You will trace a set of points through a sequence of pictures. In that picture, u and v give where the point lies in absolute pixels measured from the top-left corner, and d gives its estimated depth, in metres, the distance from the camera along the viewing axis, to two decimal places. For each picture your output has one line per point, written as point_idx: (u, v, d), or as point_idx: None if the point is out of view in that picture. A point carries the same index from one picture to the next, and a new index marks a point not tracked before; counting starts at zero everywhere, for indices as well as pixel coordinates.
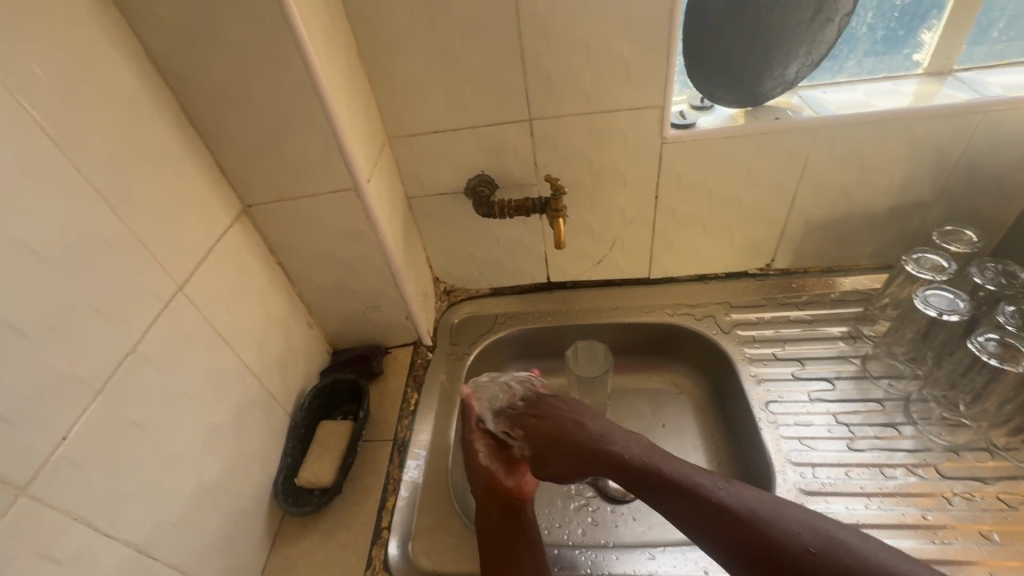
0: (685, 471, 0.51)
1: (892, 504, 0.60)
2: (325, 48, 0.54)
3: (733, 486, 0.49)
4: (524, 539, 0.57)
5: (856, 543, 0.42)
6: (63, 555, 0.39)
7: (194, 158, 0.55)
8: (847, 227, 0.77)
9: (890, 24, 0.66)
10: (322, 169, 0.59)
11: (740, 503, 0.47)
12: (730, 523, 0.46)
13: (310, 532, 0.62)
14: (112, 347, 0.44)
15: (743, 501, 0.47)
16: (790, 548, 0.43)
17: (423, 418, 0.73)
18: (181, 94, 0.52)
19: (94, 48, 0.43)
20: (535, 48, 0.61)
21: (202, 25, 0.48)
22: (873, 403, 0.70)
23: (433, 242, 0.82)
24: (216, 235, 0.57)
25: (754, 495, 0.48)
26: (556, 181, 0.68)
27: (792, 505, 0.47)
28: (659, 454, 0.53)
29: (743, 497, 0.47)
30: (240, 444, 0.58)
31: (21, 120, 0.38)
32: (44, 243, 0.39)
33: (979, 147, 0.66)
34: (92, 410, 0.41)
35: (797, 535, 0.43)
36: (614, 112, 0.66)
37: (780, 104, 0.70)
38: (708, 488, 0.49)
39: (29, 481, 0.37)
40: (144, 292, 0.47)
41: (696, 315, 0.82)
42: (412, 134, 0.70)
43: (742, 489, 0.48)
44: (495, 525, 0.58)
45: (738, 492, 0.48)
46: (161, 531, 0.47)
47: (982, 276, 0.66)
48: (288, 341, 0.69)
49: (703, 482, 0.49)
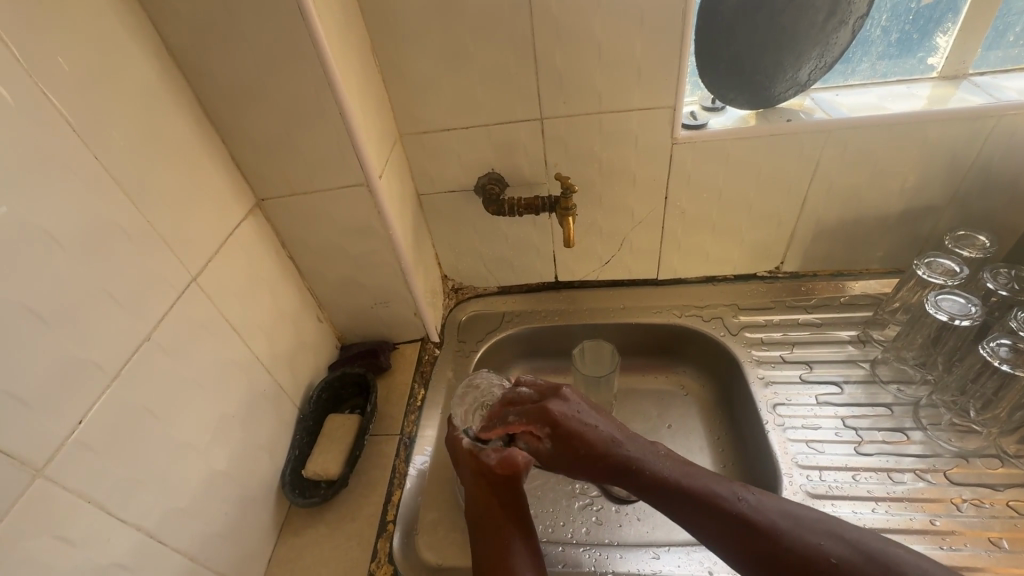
0: (709, 484, 0.51)
1: (899, 510, 0.59)
2: (339, 43, 0.54)
3: (755, 496, 0.49)
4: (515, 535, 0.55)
5: (886, 551, 0.44)
6: (78, 538, 0.39)
7: (210, 152, 0.55)
8: (858, 232, 0.77)
9: (904, 27, 0.66)
10: (334, 163, 0.59)
11: (763, 518, 0.47)
12: (746, 536, 0.47)
13: (316, 524, 0.63)
14: (127, 336, 0.44)
15: (770, 516, 0.47)
16: (819, 564, 0.44)
17: (429, 414, 0.73)
18: (197, 87, 0.53)
19: (115, 42, 0.44)
20: (548, 48, 0.61)
21: (220, 20, 0.48)
22: (881, 408, 0.69)
23: (442, 239, 0.83)
24: (230, 228, 0.58)
25: (779, 507, 0.48)
26: (566, 180, 0.68)
27: (815, 512, 0.48)
28: (680, 463, 0.53)
29: (768, 512, 0.48)
30: (249, 434, 0.58)
31: (45, 111, 0.39)
32: (63, 230, 0.40)
33: (992, 153, 0.66)
34: (107, 397, 0.42)
35: (822, 549, 0.45)
36: (625, 112, 0.66)
37: (793, 106, 0.69)
38: (729, 498, 0.49)
39: (46, 463, 0.37)
40: (159, 282, 0.48)
41: (704, 316, 0.82)
42: (424, 131, 0.70)
43: (765, 498, 0.49)
44: (485, 518, 0.56)
45: (760, 502, 0.49)
46: (171, 517, 0.47)
47: (995, 281, 0.66)
48: (298, 334, 0.70)
49: (726, 495, 0.49)
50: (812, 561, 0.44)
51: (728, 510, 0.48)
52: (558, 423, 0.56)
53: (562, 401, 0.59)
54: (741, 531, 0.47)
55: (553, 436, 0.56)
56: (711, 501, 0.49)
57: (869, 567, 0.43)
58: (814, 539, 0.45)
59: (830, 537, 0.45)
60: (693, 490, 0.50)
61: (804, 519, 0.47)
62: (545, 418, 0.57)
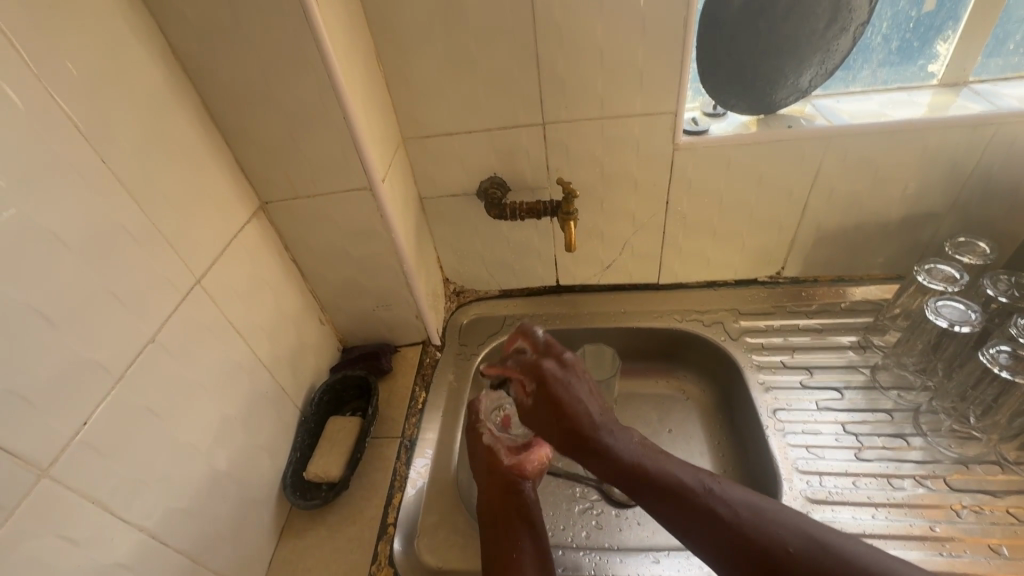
0: (680, 472, 0.50)
1: (899, 515, 0.59)
2: (344, 48, 0.55)
3: (721, 488, 0.48)
4: (523, 524, 0.57)
5: (845, 545, 0.43)
6: (81, 538, 0.40)
7: (214, 155, 0.56)
8: (859, 238, 0.77)
9: (904, 35, 0.67)
10: (337, 167, 0.60)
11: (727, 510, 0.46)
12: (709, 526, 0.46)
13: (317, 526, 0.63)
14: (131, 337, 0.45)
15: (734, 509, 0.47)
16: (775, 556, 0.43)
17: (431, 417, 0.74)
18: (203, 92, 0.54)
19: (123, 46, 0.45)
20: (550, 53, 0.62)
21: (226, 25, 0.49)
22: (882, 413, 0.69)
23: (444, 243, 0.83)
24: (234, 231, 0.58)
25: (746, 499, 0.47)
26: (568, 185, 0.69)
27: (783, 505, 0.47)
28: (654, 454, 0.52)
29: (732, 504, 0.47)
30: (251, 435, 0.59)
31: (53, 114, 0.39)
32: (69, 231, 0.40)
33: (992, 160, 0.66)
34: (112, 398, 0.42)
35: (781, 541, 0.43)
36: (627, 117, 0.67)
37: (793, 112, 0.70)
38: (698, 488, 0.48)
39: (50, 463, 0.38)
40: (163, 284, 0.48)
41: (705, 321, 0.82)
42: (427, 135, 0.71)
43: (732, 490, 0.48)
44: (492, 509, 0.59)
45: (728, 494, 0.48)
46: (173, 518, 0.48)
47: (995, 288, 0.66)
48: (300, 336, 0.70)
49: (695, 485, 0.49)
50: (769, 553, 0.43)
51: (695, 500, 0.48)
52: (546, 374, 0.58)
53: (561, 363, 0.60)
54: (705, 521, 0.47)
55: (536, 387, 0.58)
56: (680, 491, 0.48)
57: (824, 559, 0.42)
58: (772, 530, 0.44)
59: (793, 531, 0.44)
60: (664, 480, 0.49)
61: (768, 513, 0.46)
62: (537, 370, 0.60)
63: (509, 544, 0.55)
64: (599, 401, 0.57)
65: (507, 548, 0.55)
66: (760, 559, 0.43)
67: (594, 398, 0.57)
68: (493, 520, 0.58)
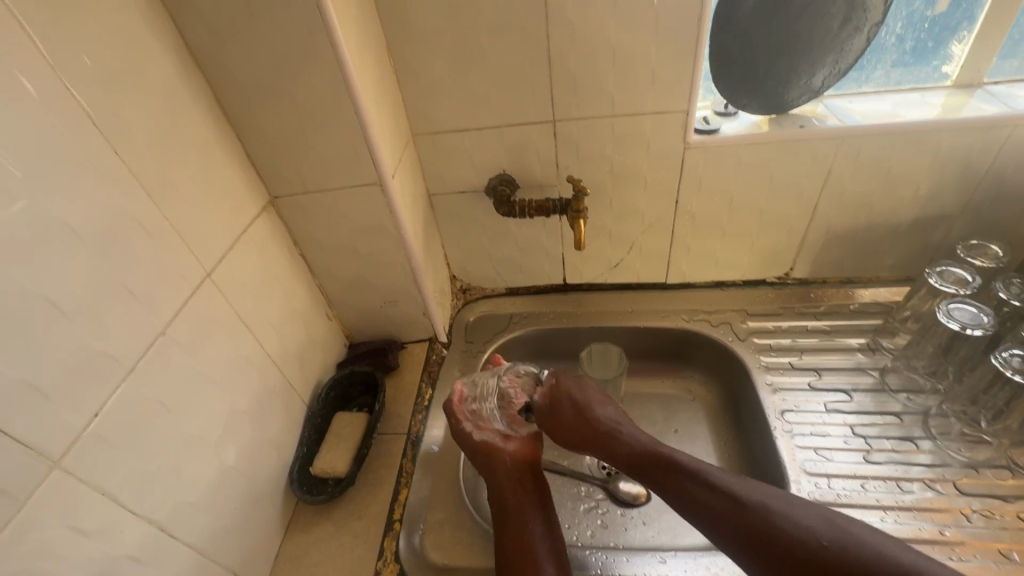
0: (698, 467, 0.51)
1: (908, 519, 0.59)
2: (356, 42, 0.55)
3: (743, 482, 0.49)
4: (534, 508, 0.58)
5: (878, 539, 0.42)
6: (92, 530, 0.40)
7: (225, 149, 0.56)
8: (869, 240, 0.77)
9: (919, 35, 0.66)
10: (347, 163, 0.60)
11: (754, 500, 0.47)
12: (738, 516, 0.46)
13: (323, 521, 0.63)
14: (143, 330, 0.45)
15: (759, 498, 0.47)
16: (802, 543, 0.43)
17: (437, 414, 0.73)
18: (215, 85, 0.54)
19: (137, 40, 0.45)
20: (562, 51, 0.61)
21: (238, 18, 0.49)
22: (890, 416, 0.69)
23: (452, 239, 0.83)
24: (244, 225, 0.58)
25: (770, 493, 0.47)
26: (578, 183, 0.69)
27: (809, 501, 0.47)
28: (674, 451, 0.54)
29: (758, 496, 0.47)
30: (259, 430, 0.59)
31: (67, 105, 0.39)
32: (82, 223, 0.40)
33: (1005, 162, 0.65)
34: (123, 389, 0.43)
35: (810, 530, 0.44)
36: (638, 116, 0.66)
37: (805, 112, 0.69)
38: (719, 480, 0.49)
39: (63, 454, 0.38)
40: (174, 277, 0.48)
41: (713, 321, 0.82)
42: (436, 132, 0.70)
43: (755, 484, 0.49)
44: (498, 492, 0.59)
45: (750, 487, 0.48)
46: (182, 511, 0.48)
47: (1007, 291, 0.65)
48: (308, 331, 0.70)
49: (716, 479, 0.50)
50: (801, 542, 0.43)
51: (718, 490, 0.49)
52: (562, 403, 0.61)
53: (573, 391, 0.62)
54: (729, 512, 0.47)
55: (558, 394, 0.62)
56: (702, 484, 0.50)
57: (855, 548, 0.42)
58: (799, 520, 0.45)
59: (821, 522, 0.44)
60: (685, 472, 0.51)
61: (794, 505, 0.46)
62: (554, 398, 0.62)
63: (519, 527, 0.56)
64: (621, 412, 0.61)
65: (518, 532, 0.55)
66: (790, 547, 0.43)
67: (616, 407, 0.62)
68: (500, 502, 0.58)
